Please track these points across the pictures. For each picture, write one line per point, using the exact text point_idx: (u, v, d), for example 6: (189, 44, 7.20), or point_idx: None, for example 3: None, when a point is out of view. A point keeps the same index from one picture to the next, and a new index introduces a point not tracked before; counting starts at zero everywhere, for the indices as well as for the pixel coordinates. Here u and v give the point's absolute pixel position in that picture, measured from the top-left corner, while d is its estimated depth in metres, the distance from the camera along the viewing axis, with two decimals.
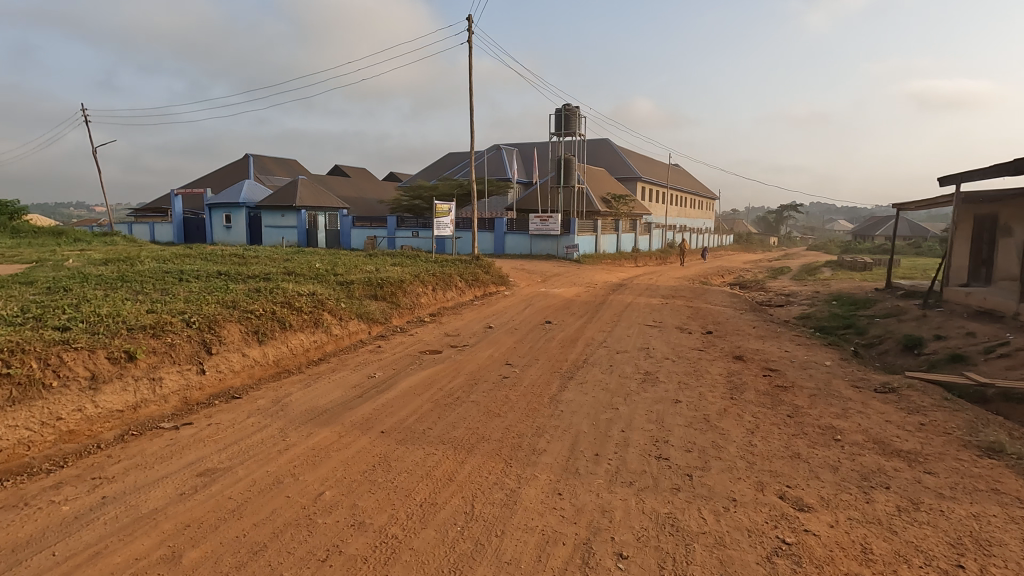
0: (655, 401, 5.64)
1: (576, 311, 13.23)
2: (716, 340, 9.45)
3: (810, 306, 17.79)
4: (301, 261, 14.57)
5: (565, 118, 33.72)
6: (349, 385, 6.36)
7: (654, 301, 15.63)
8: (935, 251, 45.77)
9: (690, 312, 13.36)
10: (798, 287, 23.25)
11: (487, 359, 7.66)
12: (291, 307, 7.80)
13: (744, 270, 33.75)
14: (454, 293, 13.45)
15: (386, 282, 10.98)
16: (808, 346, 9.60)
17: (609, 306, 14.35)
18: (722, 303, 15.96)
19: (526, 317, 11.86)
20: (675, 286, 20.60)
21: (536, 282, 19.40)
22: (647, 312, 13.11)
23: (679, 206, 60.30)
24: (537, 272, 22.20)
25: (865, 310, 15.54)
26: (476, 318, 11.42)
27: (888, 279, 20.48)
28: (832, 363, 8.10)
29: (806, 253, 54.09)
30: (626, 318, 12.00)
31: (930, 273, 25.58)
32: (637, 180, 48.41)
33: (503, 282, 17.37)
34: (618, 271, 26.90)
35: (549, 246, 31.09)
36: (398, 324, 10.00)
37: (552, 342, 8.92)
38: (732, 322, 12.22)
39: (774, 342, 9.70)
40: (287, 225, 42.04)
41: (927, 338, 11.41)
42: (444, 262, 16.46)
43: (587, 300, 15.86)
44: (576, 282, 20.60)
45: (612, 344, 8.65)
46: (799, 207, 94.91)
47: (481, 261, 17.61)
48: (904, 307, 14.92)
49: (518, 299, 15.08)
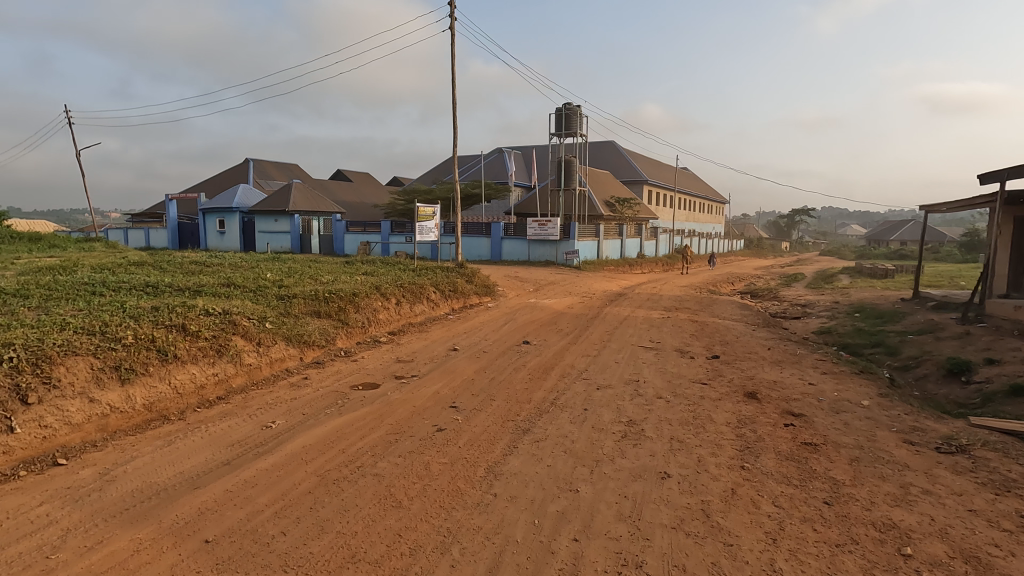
0: (635, 476, 3.98)
1: (563, 328, 11.57)
2: (724, 369, 7.76)
3: (830, 318, 16.02)
4: (257, 271, 13.03)
5: (565, 118, 32.16)
6: (228, 442, 4.75)
7: (655, 313, 13.96)
8: (953, 258, 43.78)
9: (693, 329, 11.66)
10: (814, 296, 21.46)
11: (430, 399, 6.03)
12: (185, 331, 6.24)
13: (756, 277, 31.95)
14: (425, 306, 11.84)
15: (335, 296, 9.39)
16: (836, 375, 7.89)
17: (603, 320, 12.68)
18: (731, 316, 14.23)
19: (503, 336, 10.24)
20: (680, 296, 18.89)
21: (527, 292, 17.77)
22: (644, 328, 11.41)
23: (686, 210, 58.43)
24: (530, 281, 20.56)
25: (894, 324, 13.78)
26: (442, 338, 9.82)
27: (915, 289, 18.66)
28: (870, 403, 6.39)
29: (819, 259, 52.21)
30: (619, 336, 10.35)
31: (958, 281, 23.67)
32: (643, 183, 46.69)
33: (488, 293, 15.78)
34: (620, 279, 25.23)
35: (548, 252, 29.51)
36: (343, 348, 8.39)
37: (522, 372, 7.28)
38: (743, 340, 10.51)
39: (794, 370, 7.99)
40: (280, 230, 40.76)
41: (976, 362, 9.65)
42: (420, 271, 14.82)
43: (580, 312, 14.21)
44: (571, 291, 18.94)
45: (593, 377, 7.00)
46: (811, 213, 92.85)
47: (465, 270, 16.00)
48: (939, 321, 13.13)
49: (500, 312, 13.44)
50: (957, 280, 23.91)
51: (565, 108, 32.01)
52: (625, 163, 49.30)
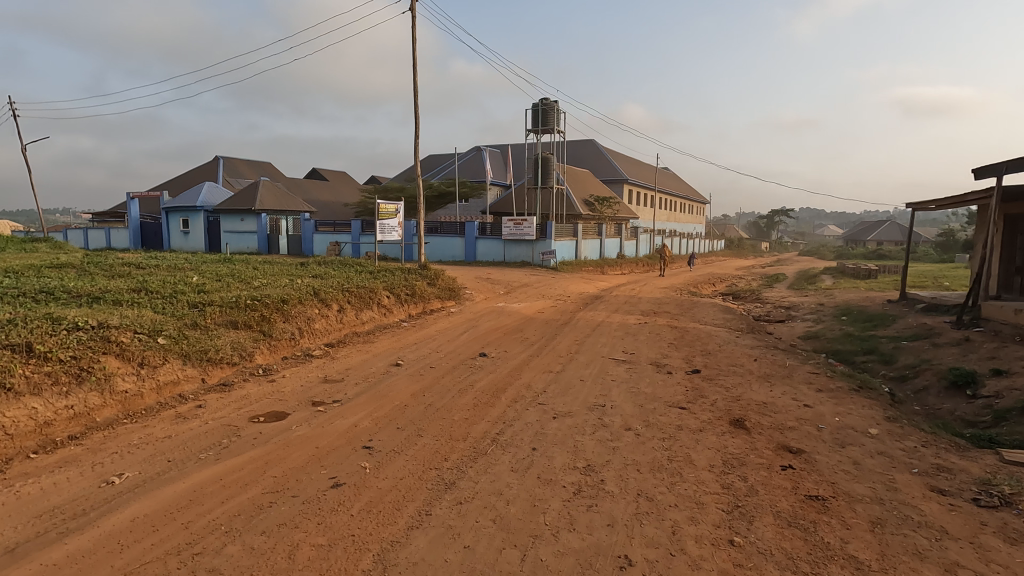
0: (582, 568, 2.84)
1: (528, 336, 10.44)
2: (706, 388, 6.67)
3: (816, 322, 15.11)
4: (188, 273, 11.64)
5: (542, 113, 31.10)
6: (39, 510, 3.49)
7: (631, 318, 12.88)
8: (928, 258, 43.96)
9: (674, 336, 10.60)
10: (797, 298, 20.70)
11: (342, 435, 4.81)
12: (32, 352, 4.95)
13: (737, 277, 31.27)
14: (375, 313, 10.60)
15: (259, 303, 8.12)
16: (833, 392, 6.85)
17: (574, 327, 11.54)
18: (713, 321, 13.23)
19: (459, 347, 9.04)
20: (660, 298, 17.91)
21: (497, 295, 16.62)
22: (617, 336, 10.31)
23: (667, 209, 57.87)
24: (502, 283, 19.39)
25: (886, 329, 12.93)
26: (387, 351, 8.60)
27: (902, 290, 17.97)
28: (879, 431, 5.33)
29: (799, 259, 51.90)
30: (588, 345, 9.24)
31: (940, 281, 23.17)
32: (623, 182, 45.87)
33: (452, 297, 14.57)
34: (597, 280, 24.23)
35: (525, 252, 28.41)
36: (262, 366, 7.12)
37: (467, 394, 6.09)
38: (727, 350, 9.45)
39: (786, 388, 6.93)
40: (246, 230, 39.04)
41: (981, 372, 8.72)
42: (376, 275, 13.57)
43: (551, 318, 13.09)
44: (544, 294, 17.82)
45: (550, 401, 5.84)
46: (790, 213, 93.34)
47: (427, 272, 14.79)
48: (932, 326, 12.30)
49: (462, 319, 12.23)
50: (941, 280, 23.33)
51: (541, 103, 30.95)
52: (605, 162, 48.46)
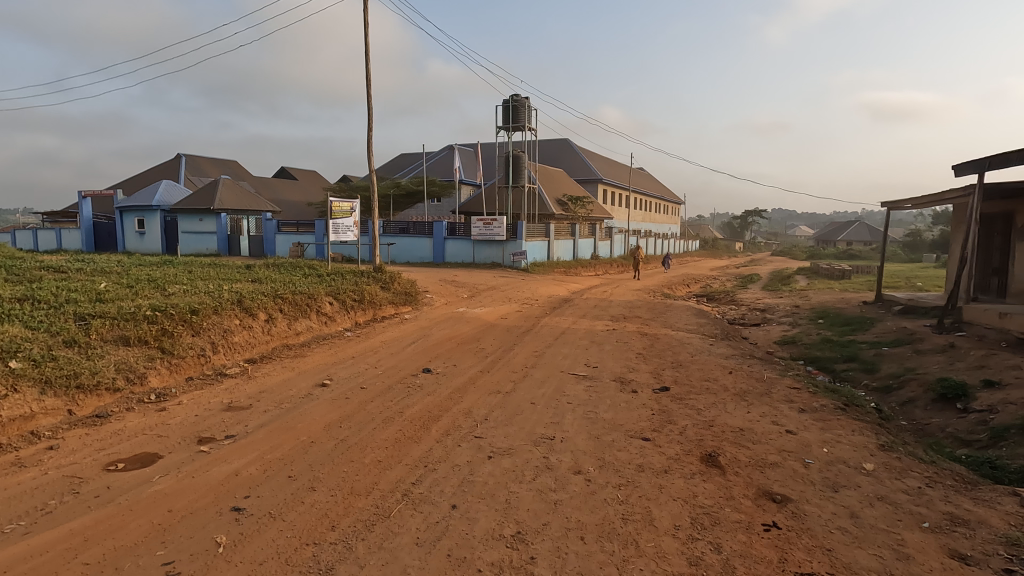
0: None
1: (484, 346, 9.49)
2: (675, 411, 5.78)
3: (793, 326, 14.47)
4: (104, 278, 10.37)
5: (512, 110, 30.22)
6: None
7: (599, 324, 12.01)
8: (898, 257, 44.33)
9: (643, 345, 9.76)
10: (773, 299, 20.15)
11: (212, 490, 3.76)
12: None
13: (712, 278, 30.82)
14: (313, 322, 9.51)
15: (163, 315, 6.98)
16: (817, 412, 6.04)
17: (536, 334, 10.62)
18: (686, 326, 12.45)
19: (402, 361, 8.02)
20: (632, 301, 17.12)
21: (460, 300, 15.62)
22: (582, 345, 9.40)
23: (642, 210, 57.51)
24: (467, 286, 18.38)
25: (865, 333, 12.34)
26: (317, 367, 7.53)
27: (878, 291, 17.52)
28: (875, 467, 4.50)
29: (772, 259, 51.84)
30: (549, 357, 8.34)
31: (914, 281, 22.92)
32: (597, 182, 45.26)
33: (408, 302, 13.50)
34: (569, 282, 23.41)
35: (495, 253, 27.46)
36: (155, 391, 6.00)
37: (391, 426, 5.08)
38: (699, 361, 8.62)
39: (765, 408, 6.09)
40: (205, 230, 37.28)
41: (971, 384, 8.05)
42: (324, 279, 12.41)
43: (514, 324, 12.15)
44: (510, 298, 16.87)
45: (489, 434, 4.87)
46: (763, 214, 94.32)
47: (381, 275, 13.68)
48: (913, 330, 11.72)
49: (415, 327, 11.19)
50: (914, 280, 23.13)
51: (512, 100, 30.08)
52: (579, 162, 47.83)
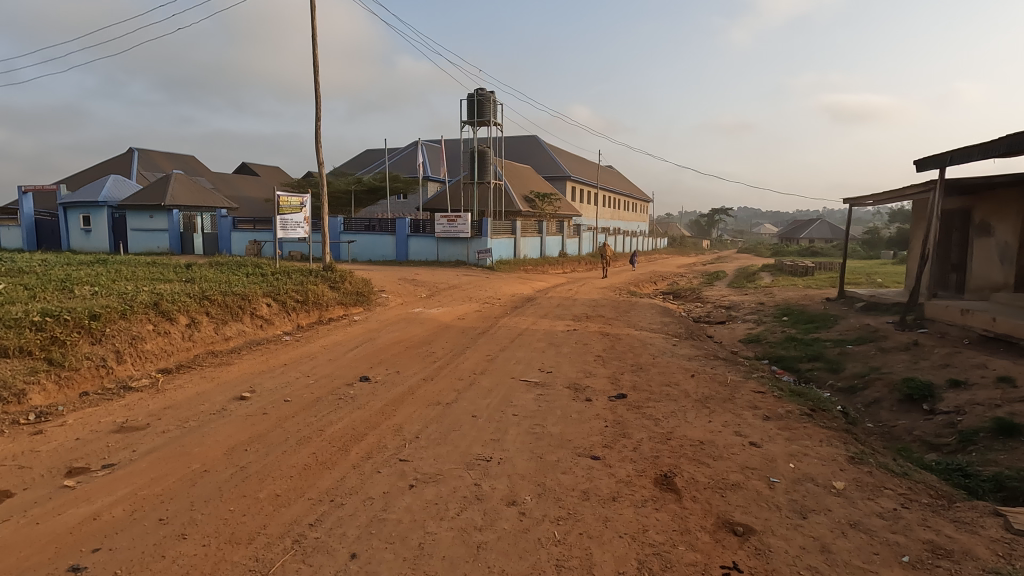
0: None
1: (434, 350, 8.83)
2: (631, 423, 5.25)
3: (758, 324, 14.22)
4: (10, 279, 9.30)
5: (477, 105, 29.58)
6: None
7: (560, 325, 11.48)
8: (857, 254, 45.43)
9: (604, 346, 9.26)
10: (738, 296, 20.06)
11: (52, 542, 3.02)
12: None
13: (678, 275, 30.81)
14: (246, 326, 8.68)
15: (56, 321, 6.11)
16: (782, 420, 5.60)
17: (492, 336, 10.03)
18: (649, 325, 12.05)
19: (339, 368, 7.30)
20: (597, 300, 16.72)
21: (418, 299, 14.92)
22: (539, 348, 8.83)
23: (611, 207, 57.49)
24: (427, 285, 17.66)
25: (828, 331, 12.16)
26: (241, 376, 6.75)
27: (840, 287, 17.55)
28: (846, 485, 4.05)
29: (738, 256, 52.50)
30: (501, 361, 7.74)
31: (874, 278, 23.19)
32: (566, 179, 44.93)
33: (360, 302, 12.71)
34: (535, 280, 22.90)
35: (459, 251, 26.76)
36: (35, 410, 5.17)
37: (305, 448, 4.39)
38: (661, 363, 8.15)
39: (727, 417, 5.61)
40: (156, 228, 35.47)
41: (937, 384, 7.78)
42: (265, 278, 11.51)
43: (470, 325, 11.53)
44: (471, 297, 16.22)
45: (415, 456, 4.24)
46: (729, 212, 95.85)
47: (330, 274, 12.83)
48: (876, 327, 11.59)
49: (363, 329, 10.45)
50: (874, 277, 23.39)
51: (476, 94, 29.42)
52: (547, 159, 47.42)
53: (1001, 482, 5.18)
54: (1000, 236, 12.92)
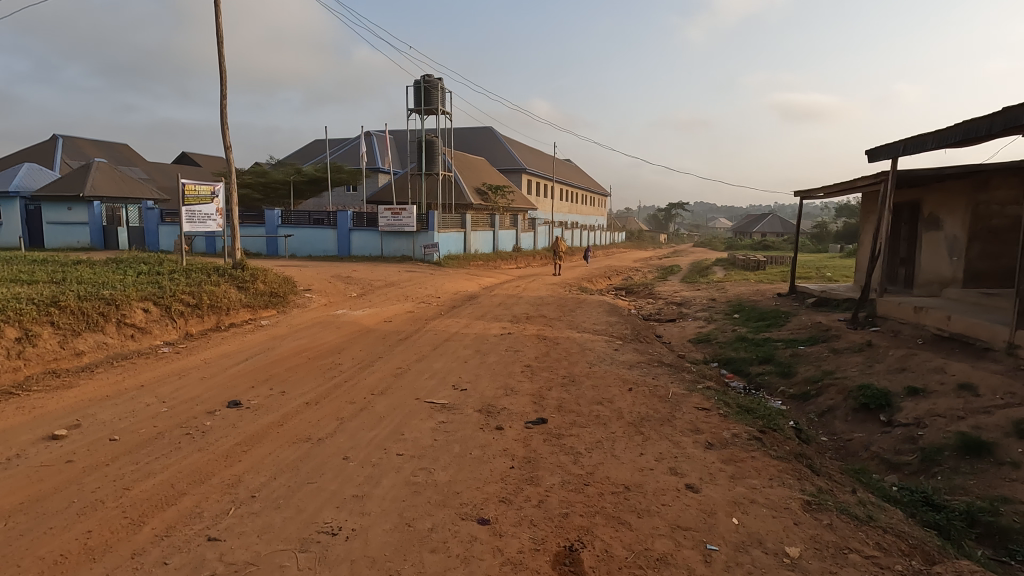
0: None
1: (341, 361, 7.65)
2: (543, 461, 4.23)
3: (708, 322, 13.60)
4: None
5: (423, 92, 28.17)
6: None
7: (496, 327, 10.45)
8: (807, 248, 46.28)
9: (537, 352, 8.27)
10: (689, 291, 19.53)
11: None
12: None
13: (633, 269, 30.34)
14: (107, 337, 7.25)
15: None
16: (727, 449, 4.69)
17: (414, 342, 8.91)
18: (592, 325, 11.17)
19: (207, 390, 6.01)
20: (543, 297, 15.78)
21: (346, 300, 13.62)
22: (462, 356, 7.76)
23: (568, 201, 56.93)
24: (361, 283, 16.34)
25: (779, 330, 11.58)
26: (72, 405, 5.39)
27: (791, 282, 17.19)
28: (802, 552, 3.12)
29: (694, 250, 52.79)
30: (411, 376, 6.63)
31: (823, 272, 23.16)
32: (521, 172, 43.96)
33: (274, 303, 11.30)
34: (483, 276, 21.81)
35: (405, 246, 25.44)
36: None
37: (79, 523, 3.16)
38: (596, 374, 7.20)
39: (663, 448, 4.66)
40: (75, 221, 32.55)
41: (894, 392, 7.11)
42: (156, 279, 9.97)
43: (395, 328, 10.36)
44: (408, 296, 15.02)
45: (233, 532, 3.08)
46: (685, 207, 97.13)
47: (239, 272, 11.33)
48: (827, 326, 11.05)
49: (268, 335, 9.14)
50: (823, 271, 23.40)
51: (422, 81, 28.00)
52: (503, 151, 46.32)
53: (974, 517, 4.42)
54: (948, 229, 12.61)
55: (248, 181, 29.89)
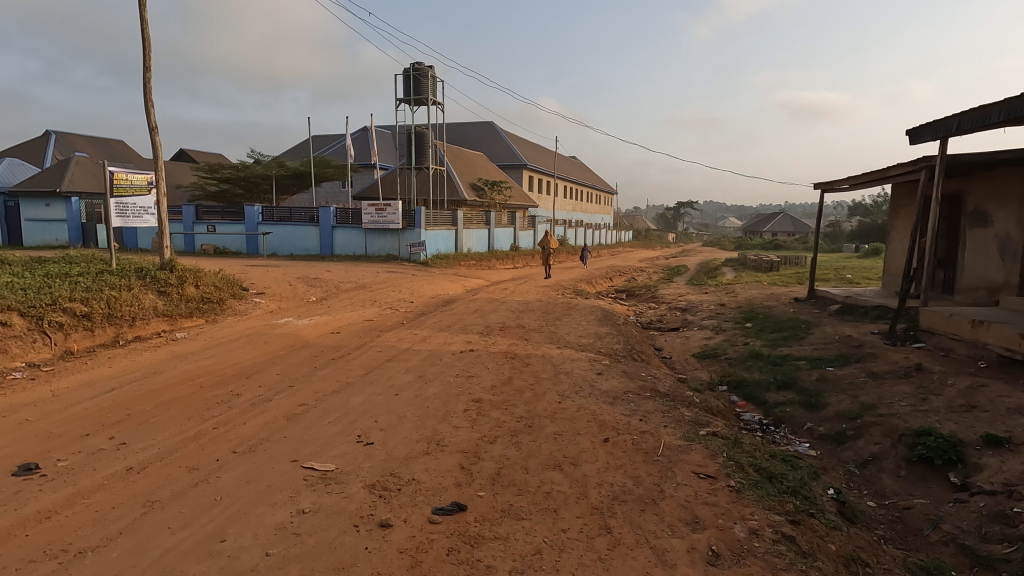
0: None
1: (241, 392, 5.93)
2: None
3: (716, 332, 11.82)
4: None
5: (413, 80, 26.54)
6: None
7: (459, 340, 8.72)
8: (820, 248, 44.32)
9: (497, 377, 6.52)
10: (695, 295, 17.71)
11: None
12: None
13: (636, 270, 28.60)
14: None
15: None
16: (743, 569, 2.94)
17: (351, 361, 7.22)
18: (577, 338, 9.45)
19: (10, 445, 4.30)
20: (530, 301, 14.05)
21: (302, 305, 11.98)
22: (397, 385, 6.03)
23: (572, 198, 55.17)
24: (327, 284, 14.65)
25: (799, 343, 9.78)
26: None
27: (808, 285, 15.35)
28: None
29: (703, 250, 50.88)
30: (311, 420, 4.89)
31: (842, 273, 21.24)
32: (521, 167, 42.17)
33: (207, 311, 9.67)
34: (471, 277, 20.13)
35: (390, 244, 23.83)
36: None
37: None
38: (566, 412, 5.44)
39: (640, 567, 2.90)
40: (52, 218, 31.16)
41: (967, 440, 5.33)
42: (48, 280, 8.30)
43: (340, 341, 8.69)
44: (375, 300, 13.32)
45: None
46: (694, 206, 94.96)
47: (159, 274, 9.64)
48: (858, 340, 9.25)
49: (173, 351, 7.45)
50: (842, 272, 21.49)
51: (412, 69, 26.35)
52: (503, 146, 44.55)
53: None
54: (998, 226, 10.70)
55: (229, 175, 28.34)
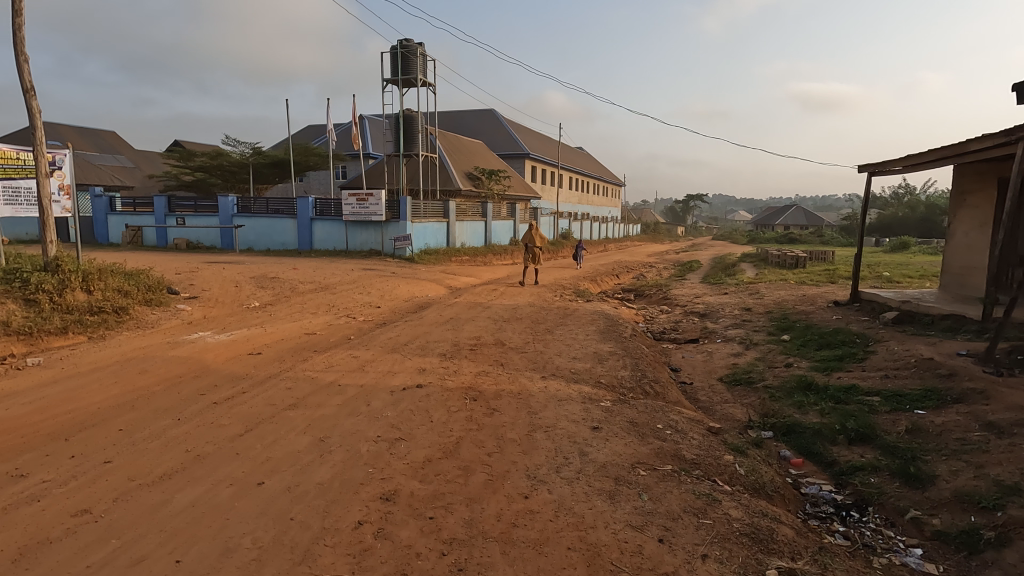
0: None
1: (26, 472, 3.75)
2: None
3: (745, 346, 9.55)
4: None
5: (400, 59, 24.25)
6: None
7: (410, 367, 6.47)
8: (838, 242, 41.78)
9: (438, 443, 4.26)
10: (714, 296, 15.36)
11: None
12: None
13: (645, 266, 26.23)
14: None
15: None
16: None
17: (238, 407, 5.01)
18: (569, 361, 7.19)
19: None
20: (518, 306, 11.78)
21: (238, 312, 9.81)
22: (272, 462, 3.82)
23: (577, 190, 52.68)
24: (281, 285, 12.44)
25: (862, 367, 7.47)
26: None
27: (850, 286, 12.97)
28: None
29: (715, 243, 48.33)
30: (59, 561, 2.68)
31: (879, 270, 18.78)
32: (523, 157, 39.83)
33: (92, 323, 7.52)
34: (459, 276, 17.87)
35: (373, 238, 21.68)
36: None
37: None
38: (533, 524, 3.20)
39: None
40: None
41: None
42: None
43: (251, 366, 6.50)
44: (333, 304, 11.12)
45: None
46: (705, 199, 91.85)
47: (30, 276, 7.55)
48: (943, 365, 6.93)
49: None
50: (878, 269, 19.05)
51: (399, 46, 24.02)
52: (503, 134, 42.19)
53: None
54: None
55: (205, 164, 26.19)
